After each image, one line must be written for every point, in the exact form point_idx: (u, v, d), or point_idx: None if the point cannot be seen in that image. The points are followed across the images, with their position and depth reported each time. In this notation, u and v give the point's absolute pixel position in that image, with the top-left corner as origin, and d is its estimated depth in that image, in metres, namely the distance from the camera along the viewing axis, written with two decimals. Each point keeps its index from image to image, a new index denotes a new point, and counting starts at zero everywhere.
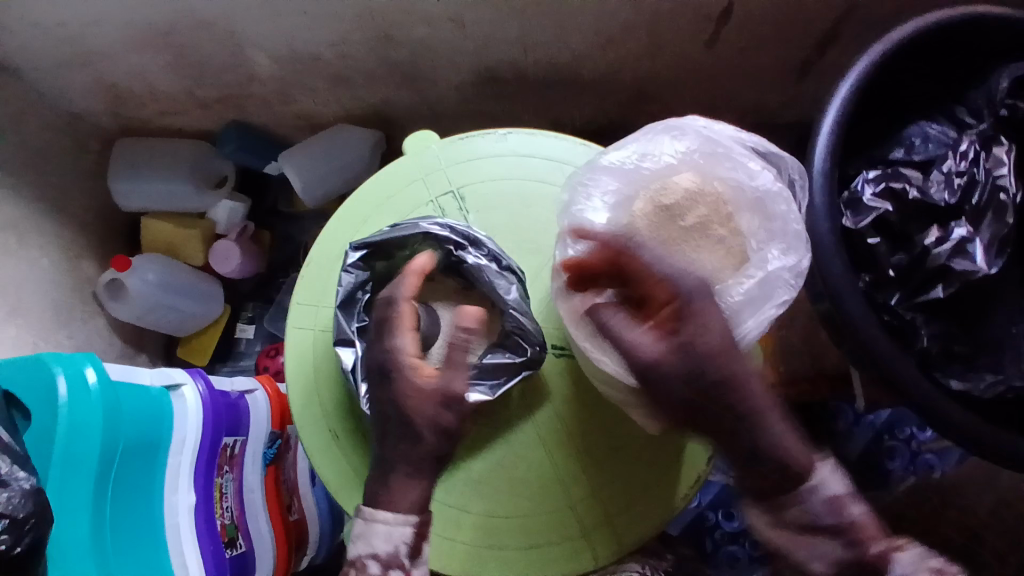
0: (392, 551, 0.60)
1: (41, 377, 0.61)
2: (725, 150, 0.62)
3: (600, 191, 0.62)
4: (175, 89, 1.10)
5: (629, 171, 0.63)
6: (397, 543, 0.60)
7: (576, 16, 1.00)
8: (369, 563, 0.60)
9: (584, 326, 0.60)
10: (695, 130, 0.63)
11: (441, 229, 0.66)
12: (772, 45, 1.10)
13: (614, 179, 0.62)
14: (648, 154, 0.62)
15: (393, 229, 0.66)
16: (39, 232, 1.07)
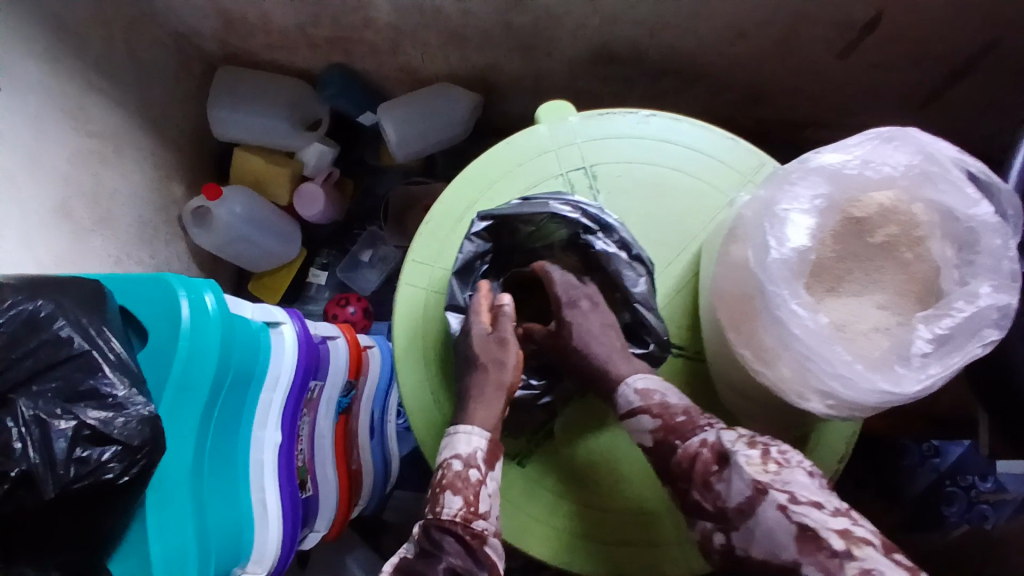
0: (474, 449, 0.58)
1: (166, 297, 0.60)
2: (941, 171, 0.58)
3: (809, 192, 0.58)
4: (288, 23, 1.08)
5: (842, 176, 0.59)
6: (478, 441, 0.58)
7: (714, 4, 0.95)
8: (452, 461, 0.57)
9: (753, 332, 0.58)
10: (917, 144, 0.59)
11: (573, 210, 0.63)
12: (910, 63, 1.04)
13: (826, 182, 0.58)
14: (871, 162, 0.58)
15: (522, 204, 0.64)
16: (137, 148, 1.07)
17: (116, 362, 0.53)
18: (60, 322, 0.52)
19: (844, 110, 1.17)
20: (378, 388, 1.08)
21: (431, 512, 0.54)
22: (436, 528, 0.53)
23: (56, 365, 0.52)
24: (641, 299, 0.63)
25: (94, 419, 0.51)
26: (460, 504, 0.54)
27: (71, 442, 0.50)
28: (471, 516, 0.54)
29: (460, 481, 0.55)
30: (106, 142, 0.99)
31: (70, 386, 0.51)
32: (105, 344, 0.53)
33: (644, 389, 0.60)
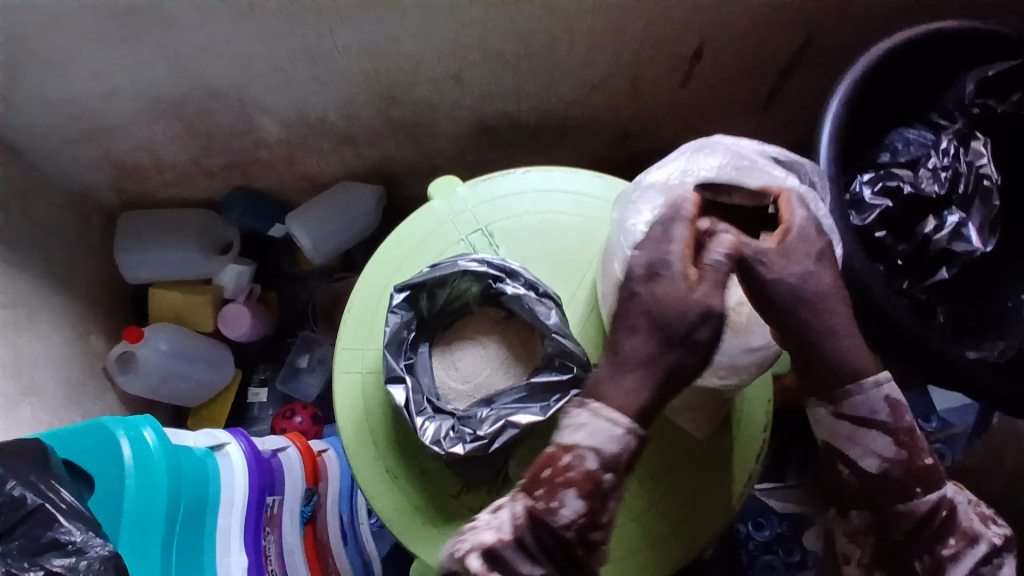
0: (616, 453, 0.55)
1: (105, 442, 0.59)
2: (750, 162, 0.69)
3: (649, 205, 0.66)
4: (183, 158, 1.13)
5: (673, 185, 0.66)
6: (622, 443, 0.55)
7: (565, 65, 1.09)
8: (587, 458, 0.55)
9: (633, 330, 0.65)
10: (723, 147, 0.69)
11: (479, 264, 0.67)
12: (742, 81, 1.20)
13: (662, 194, 0.66)
14: (688, 170, 0.68)
15: (433, 269, 0.67)
16: (49, 308, 1.05)
17: (68, 510, 0.56)
18: (11, 483, 0.55)
19: (703, 129, 1.32)
20: (341, 487, 1.07)
21: (546, 509, 0.54)
22: (548, 526, 0.54)
23: (16, 524, 0.55)
24: (558, 330, 0.66)
25: (59, 565, 0.53)
26: (580, 509, 0.55)
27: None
28: (586, 523, 0.55)
29: (588, 486, 0.54)
30: (19, 308, 0.98)
31: (33, 541, 0.54)
32: (56, 495, 0.56)
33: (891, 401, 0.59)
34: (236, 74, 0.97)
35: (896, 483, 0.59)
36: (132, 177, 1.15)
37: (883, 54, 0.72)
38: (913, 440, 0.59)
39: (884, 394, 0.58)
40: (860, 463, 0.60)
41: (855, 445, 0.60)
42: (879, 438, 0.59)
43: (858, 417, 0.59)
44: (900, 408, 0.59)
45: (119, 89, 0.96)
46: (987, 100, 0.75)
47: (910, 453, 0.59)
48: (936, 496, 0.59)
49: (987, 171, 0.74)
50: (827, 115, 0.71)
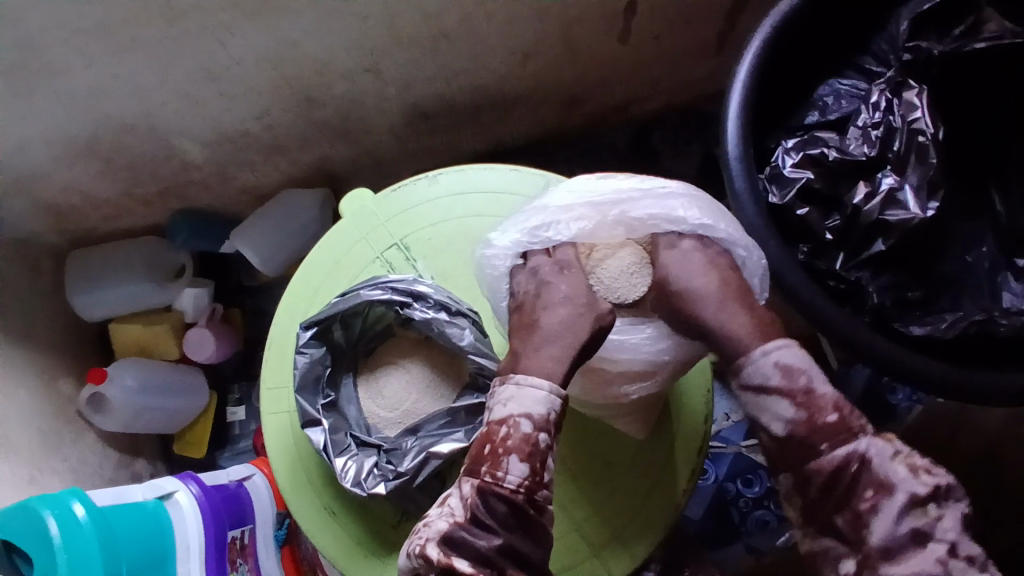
0: (547, 414, 0.55)
1: (34, 522, 0.61)
2: (615, 205, 0.65)
3: (505, 264, 0.65)
4: (114, 193, 1.10)
5: (524, 247, 0.65)
6: (550, 404, 0.55)
7: (488, 40, 1.02)
8: (522, 423, 0.54)
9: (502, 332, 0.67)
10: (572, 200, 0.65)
11: (383, 291, 0.64)
12: (684, 27, 1.12)
13: (512, 257, 0.65)
14: (535, 232, 0.65)
15: (340, 301, 0.64)
16: (10, 364, 1.06)
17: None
18: None
19: (654, 81, 1.24)
20: None
21: (493, 478, 0.53)
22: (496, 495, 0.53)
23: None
24: (473, 350, 0.63)
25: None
26: (525, 471, 0.54)
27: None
28: (535, 486, 0.54)
29: (529, 449, 0.54)
30: None
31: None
32: None
33: (784, 364, 0.57)
34: (140, 105, 0.93)
35: (799, 445, 0.57)
36: (70, 219, 1.12)
37: (782, 15, 0.70)
38: (813, 398, 0.56)
39: (774, 359, 0.57)
40: (769, 426, 0.57)
41: (762, 411, 0.58)
42: (779, 401, 0.56)
43: (753, 385, 0.57)
44: (794, 369, 0.56)
45: (28, 140, 0.93)
46: (918, 44, 0.70)
47: (811, 411, 0.56)
48: (845, 450, 0.55)
49: (921, 126, 0.69)
50: (735, 79, 0.69)
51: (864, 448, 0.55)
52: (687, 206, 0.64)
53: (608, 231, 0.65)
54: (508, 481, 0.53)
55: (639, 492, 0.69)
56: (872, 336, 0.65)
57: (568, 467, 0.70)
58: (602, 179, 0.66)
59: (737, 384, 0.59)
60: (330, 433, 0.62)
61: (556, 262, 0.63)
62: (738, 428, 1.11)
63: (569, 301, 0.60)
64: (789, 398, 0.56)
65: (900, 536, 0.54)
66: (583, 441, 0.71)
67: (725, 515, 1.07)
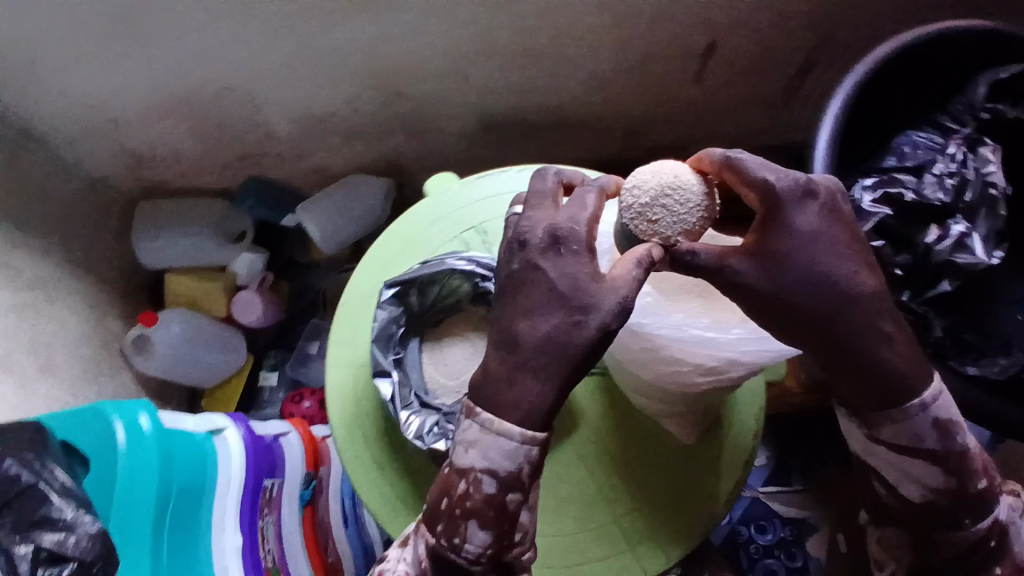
0: (512, 470, 0.55)
1: (99, 426, 0.63)
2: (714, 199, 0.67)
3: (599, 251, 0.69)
4: (197, 151, 1.16)
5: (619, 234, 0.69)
6: (517, 460, 0.55)
7: (572, 62, 1.08)
8: (486, 485, 0.56)
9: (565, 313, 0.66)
10: None
11: (468, 263, 0.69)
12: (754, 78, 1.18)
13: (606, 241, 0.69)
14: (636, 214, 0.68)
15: (422, 266, 0.69)
16: (67, 292, 1.11)
17: (61, 488, 0.58)
18: (6, 461, 0.57)
19: (716, 126, 1.30)
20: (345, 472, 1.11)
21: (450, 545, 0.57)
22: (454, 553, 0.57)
23: (8, 500, 0.57)
24: None
25: (49, 541, 0.55)
26: (488, 535, 0.57)
27: (32, 565, 0.55)
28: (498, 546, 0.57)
29: (487, 514, 0.56)
30: (37, 292, 1.04)
31: (24, 517, 0.56)
32: (49, 474, 0.58)
33: (941, 423, 0.60)
34: (243, 72, 1.00)
35: (941, 511, 0.63)
36: (150, 169, 1.19)
37: (884, 58, 0.77)
38: (965, 464, 0.61)
39: (934, 416, 0.60)
40: (901, 488, 0.64)
41: (899, 472, 0.63)
42: (923, 466, 0.61)
43: (905, 442, 0.61)
44: (949, 426, 0.60)
45: (132, 86, 0.99)
46: (996, 105, 0.79)
47: (961, 482, 0.62)
48: (984, 524, 0.63)
49: (993, 179, 0.77)
50: (827, 115, 0.76)
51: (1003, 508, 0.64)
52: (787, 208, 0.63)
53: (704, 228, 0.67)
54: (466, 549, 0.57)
55: (680, 492, 0.71)
56: None
57: (612, 460, 0.72)
58: None
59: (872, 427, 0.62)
60: (398, 384, 0.66)
61: (549, 237, 0.55)
62: (758, 473, 1.12)
63: (560, 301, 0.54)
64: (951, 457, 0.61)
65: None
66: (630, 436, 0.72)
67: (734, 558, 1.07)
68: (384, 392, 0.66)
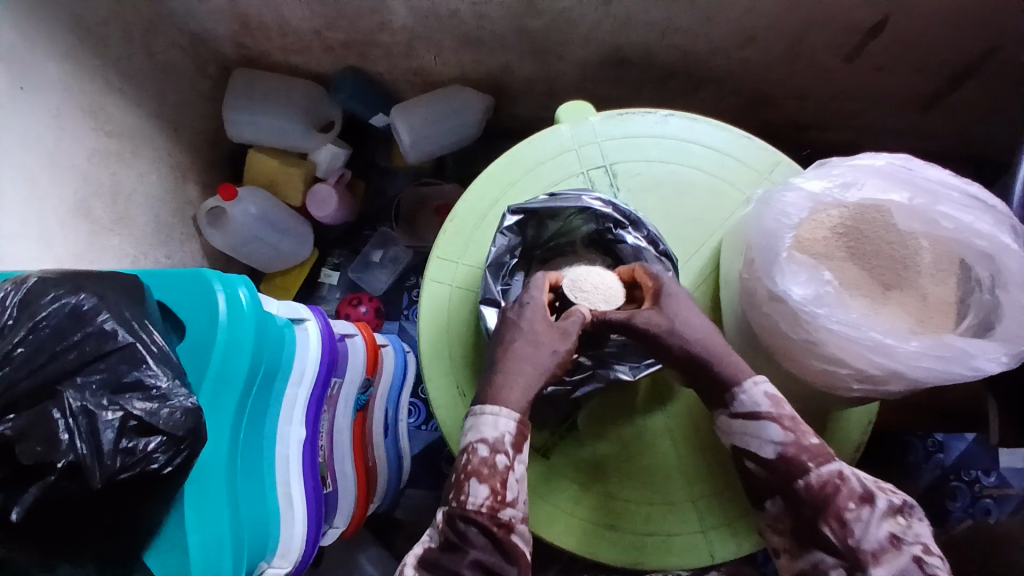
0: (501, 435, 0.58)
1: (200, 292, 0.61)
2: (939, 190, 0.58)
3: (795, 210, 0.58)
4: (304, 27, 1.10)
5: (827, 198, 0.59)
6: (503, 426, 0.58)
7: (727, 8, 0.97)
8: (478, 447, 0.58)
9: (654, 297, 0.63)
10: (900, 168, 0.59)
11: (604, 205, 0.66)
12: (912, 70, 1.07)
13: (809, 203, 0.59)
14: (852, 185, 0.59)
15: (552, 198, 0.66)
16: (153, 148, 1.08)
17: (158, 354, 0.55)
18: (104, 315, 0.55)
19: (847, 113, 1.20)
20: (393, 383, 1.11)
21: (456, 501, 0.57)
22: (462, 518, 0.57)
23: (101, 358, 0.53)
24: None
25: (139, 409, 0.53)
26: (486, 491, 0.57)
27: (117, 433, 0.52)
28: (497, 504, 0.57)
29: (486, 471, 0.57)
30: (124, 142, 1.02)
31: (115, 378, 0.53)
32: (146, 337, 0.55)
33: (771, 395, 0.60)
34: None
35: (789, 465, 0.59)
36: (253, 35, 1.13)
37: None
38: (798, 422, 0.60)
39: (762, 388, 0.60)
40: (759, 452, 0.60)
41: (753, 437, 0.60)
42: (769, 426, 0.60)
43: (743, 413, 0.61)
44: (779, 397, 0.60)
45: None
46: None
47: (796, 432, 0.59)
48: (827, 468, 0.58)
49: None
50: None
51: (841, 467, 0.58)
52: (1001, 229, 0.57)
53: (911, 222, 0.59)
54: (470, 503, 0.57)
55: None
56: None
57: (700, 439, 0.69)
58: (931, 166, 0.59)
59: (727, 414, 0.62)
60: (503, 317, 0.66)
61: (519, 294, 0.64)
62: None
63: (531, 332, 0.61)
64: (777, 422, 0.59)
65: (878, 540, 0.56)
66: None
67: None
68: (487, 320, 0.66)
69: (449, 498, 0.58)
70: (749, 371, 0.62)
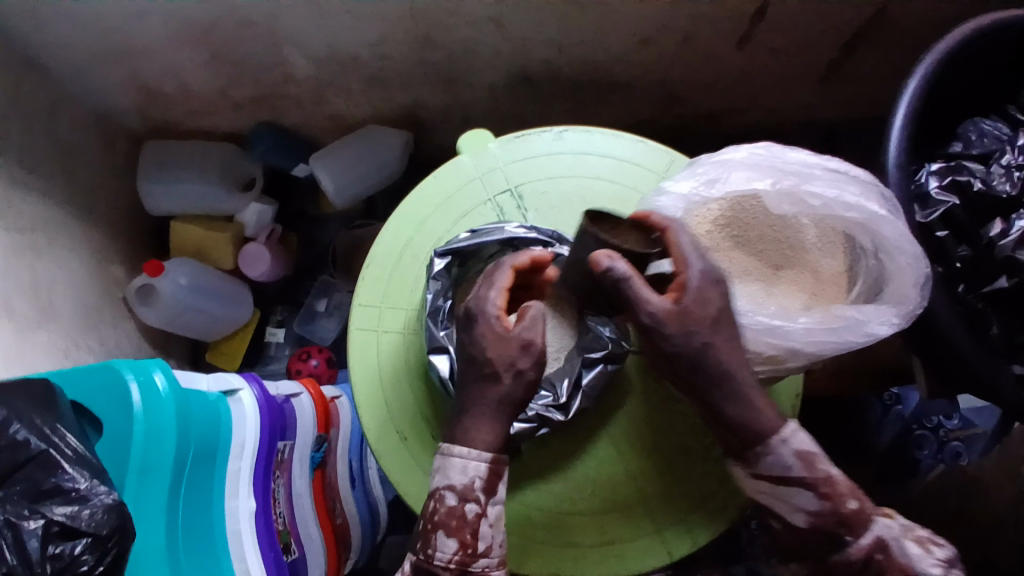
0: (470, 484, 0.58)
1: (116, 384, 0.60)
2: (799, 172, 0.61)
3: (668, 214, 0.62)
4: (209, 89, 1.09)
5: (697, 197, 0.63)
6: (474, 475, 0.58)
7: (616, 17, 1.01)
8: (446, 497, 0.58)
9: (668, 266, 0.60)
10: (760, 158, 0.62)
11: (528, 230, 0.67)
12: (801, 49, 1.12)
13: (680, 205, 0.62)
14: (716, 180, 0.62)
15: (475, 235, 0.66)
16: (70, 233, 1.06)
17: (74, 455, 0.54)
18: (16, 425, 0.54)
19: (753, 97, 1.24)
20: (351, 434, 1.08)
21: (424, 556, 0.57)
22: (429, 572, 0.57)
23: (19, 467, 0.53)
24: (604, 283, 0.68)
25: (61, 515, 0.52)
26: (455, 545, 0.57)
27: (43, 540, 0.51)
28: (467, 556, 0.57)
29: (454, 523, 0.57)
30: (39, 233, 0.99)
31: (35, 486, 0.53)
32: (61, 439, 0.54)
33: (801, 452, 0.60)
34: (265, 6, 0.93)
35: (824, 532, 0.61)
36: (158, 104, 1.12)
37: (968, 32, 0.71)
38: (835, 488, 0.59)
39: (794, 448, 0.60)
40: (788, 516, 0.62)
41: (782, 500, 0.61)
42: (800, 494, 0.60)
43: (773, 476, 0.60)
44: (814, 459, 0.60)
45: (146, 15, 0.93)
46: None
47: (834, 502, 0.59)
48: (869, 540, 0.60)
49: None
50: (906, 90, 0.70)
51: (887, 534, 0.60)
52: (866, 197, 0.61)
53: (782, 205, 0.62)
54: (437, 557, 0.57)
55: (714, 476, 0.69)
56: (992, 370, 0.66)
57: (645, 442, 0.69)
58: (790, 149, 0.63)
59: (751, 473, 0.62)
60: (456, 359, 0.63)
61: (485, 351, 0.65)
62: None
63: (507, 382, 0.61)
64: (810, 488, 0.59)
65: None
66: (662, 419, 0.70)
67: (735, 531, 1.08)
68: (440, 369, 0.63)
69: (420, 549, 0.58)
70: (780, 425, 0.60)
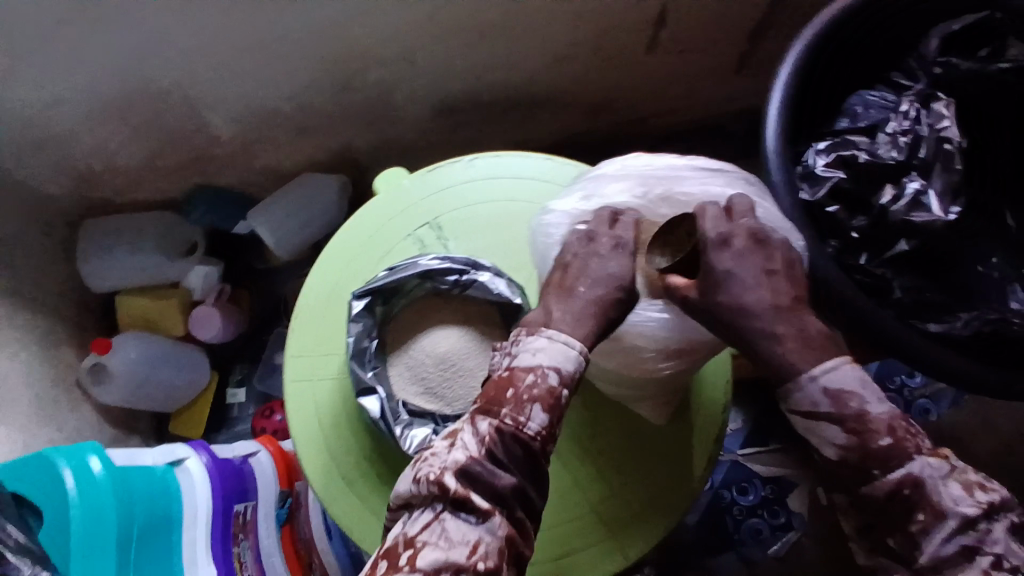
0: (573, 371, 0.57)
1: (50, 473, 0.60)
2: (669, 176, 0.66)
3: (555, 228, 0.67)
4: (137, 162, 1.10)
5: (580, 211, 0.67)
6: (576, 363, 0.57)
7: (522, 41, 1.05)
8: (548, 375, 0.56)
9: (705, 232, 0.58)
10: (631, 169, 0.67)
11: (442, 261, 0.68)
12: (707, 46, 1.16)
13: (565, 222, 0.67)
14: (593, 194, 0.67)
15: (392, 272, 0.67)
16: (13, 323, 1.05)
17: None
18: None
19: (674, 98, 1.28)
20: None
21: (514, 422, 0.54)
22: (513, 437, 0.54)
23: None
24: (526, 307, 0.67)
25: None
26: (544, 421, 0.55)
27: None
28: (548, 437, 0.56)
29: (550, 402, 0.55)
30: None
31: None
32: None
33: (833, 390, 0.56)
34: (177, 73, 0.94)
35: (854, 467, 0.55)
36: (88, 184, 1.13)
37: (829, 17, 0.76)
38: (865, 423, 0.55)
39: (822, 384, 0.56)
40: (820, 451, 0.57)
41: (812, 434, 0.57)
42: (830, 426, 0.56)
43: (802, 411, 0.57)
44: (843, 395, 0.55)
45: (60, 99, 0.94)
46: (948, 59, 0.80)
47: (863, 438, 0.54)
48: (900, 472, 0.54)
49: (947, 135, 0.78)
50: (777, 80, 0.76)
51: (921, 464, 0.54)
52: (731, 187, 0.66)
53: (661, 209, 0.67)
54: (528, 428, 0.54)
55: (659, 473, 0.71)
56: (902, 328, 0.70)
57: (587, 448, 0.71)
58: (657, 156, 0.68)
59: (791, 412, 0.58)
60: (385, 398, 0.65)
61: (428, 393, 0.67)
62: (738, 436, 1.12)
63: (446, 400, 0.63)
64: (839, 424, 0.55)
65: (946, 555, 0.52)
66: (600, 424, 0.72)
67: (721, 524, 1.07)
68: (371, 409, 0.65)
69: (502, 413, 0.54)
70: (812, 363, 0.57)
